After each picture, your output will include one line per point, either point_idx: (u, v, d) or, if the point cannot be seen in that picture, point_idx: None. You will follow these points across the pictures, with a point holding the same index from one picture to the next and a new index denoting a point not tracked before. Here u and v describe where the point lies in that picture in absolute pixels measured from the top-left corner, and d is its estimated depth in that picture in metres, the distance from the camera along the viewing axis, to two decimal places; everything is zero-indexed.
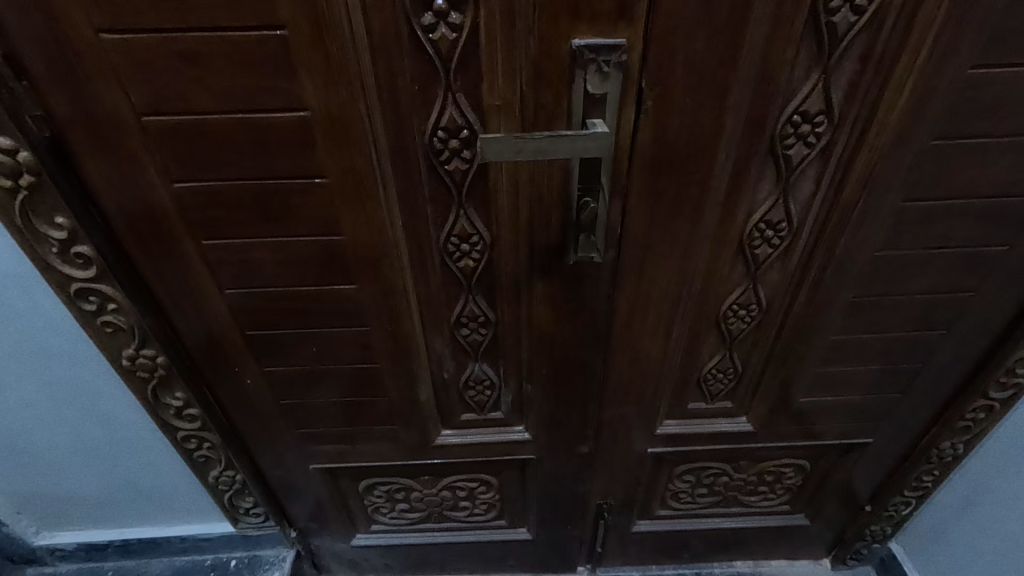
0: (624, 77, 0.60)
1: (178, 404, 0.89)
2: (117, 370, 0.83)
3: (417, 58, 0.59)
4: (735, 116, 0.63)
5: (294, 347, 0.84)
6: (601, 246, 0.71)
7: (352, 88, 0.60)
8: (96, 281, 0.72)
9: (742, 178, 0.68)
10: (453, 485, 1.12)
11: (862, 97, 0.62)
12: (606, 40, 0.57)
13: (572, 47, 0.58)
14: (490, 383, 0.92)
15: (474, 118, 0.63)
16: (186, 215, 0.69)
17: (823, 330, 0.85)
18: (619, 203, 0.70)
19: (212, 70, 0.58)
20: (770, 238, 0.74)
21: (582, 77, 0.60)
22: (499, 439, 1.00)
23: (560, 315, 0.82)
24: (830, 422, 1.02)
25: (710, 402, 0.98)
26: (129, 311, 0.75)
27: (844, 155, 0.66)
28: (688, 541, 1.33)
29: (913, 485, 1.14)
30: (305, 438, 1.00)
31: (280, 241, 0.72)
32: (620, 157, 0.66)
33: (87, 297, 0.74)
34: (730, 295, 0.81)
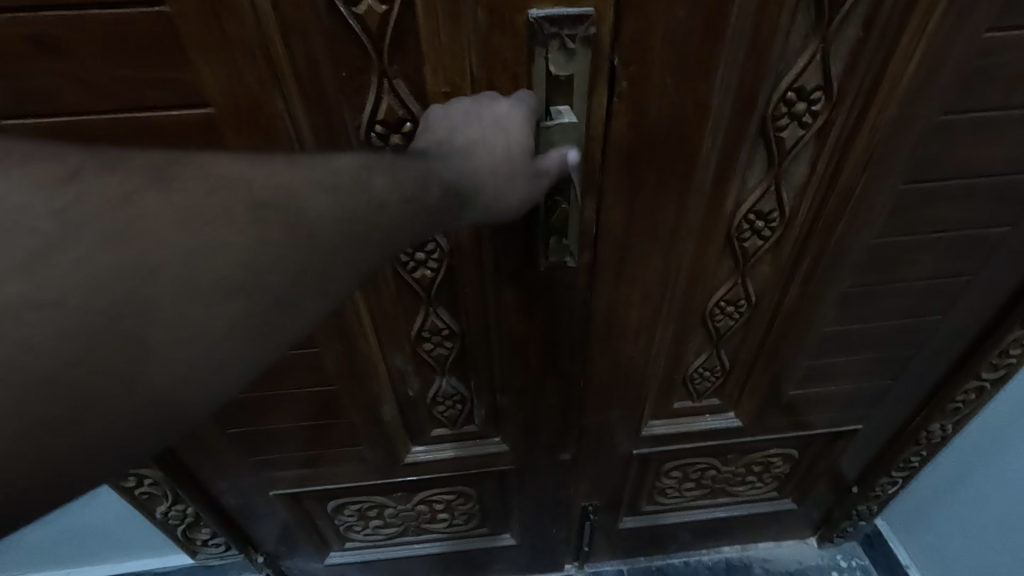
0: (592, 55, 0.51)
1: None
2: None
3: (341, 38, 0.49)
4: (722, 96, 0.54)
5: None
6: (575, 249, 0.64)
7: (265, 78, 0.50)
8: None
9: (730, 165, 0.60)
10: (429, 498, 1.04)
11: (865, 69, 0.54)
12: (570, 11, 0.48)
13: (529, 19, 0.49)
14: (460, 397, 0.84)
15: (418, 109, 0.54)
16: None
17: (815, 323, 0.79)
18: (593, 200, 0.61)
19: (81, 59, 0.47)
20: (760, 229, 0.67)
21: (543, 56, 0.50)
22: (474, 451, 0.92)
23: (533, 322, 0.74)
24: (821, 411, 0.98)
25: (697, 400, 0.92)
26: None
27: (842, 136, 0.59)
28: (676, 532, 1.29)
29: (901, 465, 1.11)
30: (262, 466, 0.91)
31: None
32: (591, 150, 0.57)
33: None
34: (716, 291, 0.74)
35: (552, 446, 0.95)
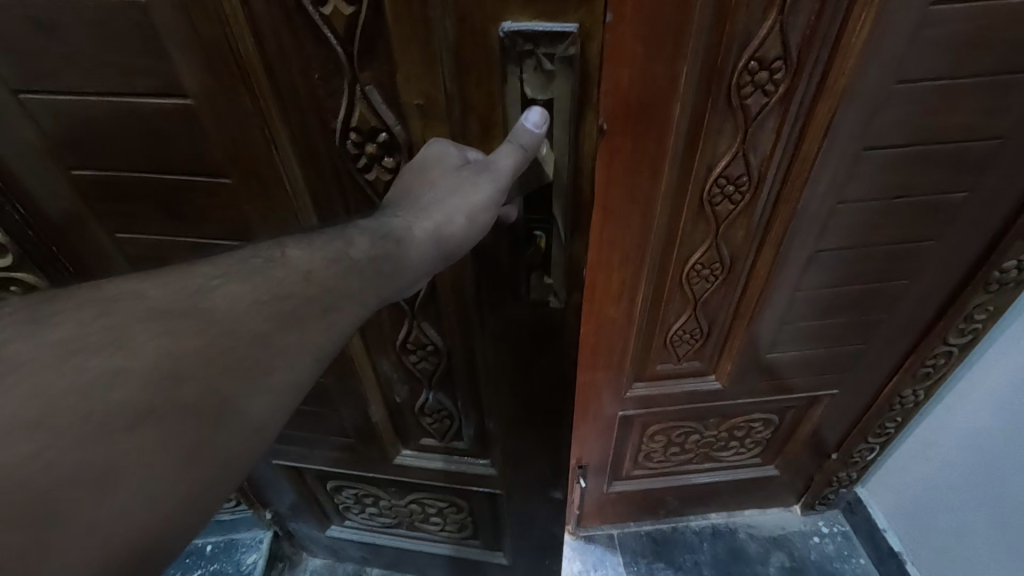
0: (573, 77, 0.51)
1: None
2: None
3: (314, 40, 0.51)
4: (691, 64, 0.59)
5: None
6: (558, 290, 0.67)
7: (240, 74, 0.53)
8: (16, 268, 0.70)
9: (701, 130, 0.65)
10: (421, 500, 1.09)
11: (821, 40, 0.59)
12: (549, 27, 0.48)
13: (500, 33, 0.49)
14: (448, 413, 0.88)
15: (391, 118, 0.56)
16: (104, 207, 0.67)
17: (783, 285, 0.84)
18: (579, 237, 0.62)
19: (76, 45, 0.51)
20: (731, 193, 0.72)
21: (518, 74, 0.51)
22: (463, 466, 0.97)
23: (518, 351, 0.76)
24: (798, 374, 1.03)
25: (679, 362, 0.98)
26: None
27: (803, 103, 0.64)
28: (664, 497, 1.36)
29: (877, 430, 1.18)
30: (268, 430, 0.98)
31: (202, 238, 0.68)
32: (577, 181, 0.58)
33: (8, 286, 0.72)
34: (693, 254, 0.80)
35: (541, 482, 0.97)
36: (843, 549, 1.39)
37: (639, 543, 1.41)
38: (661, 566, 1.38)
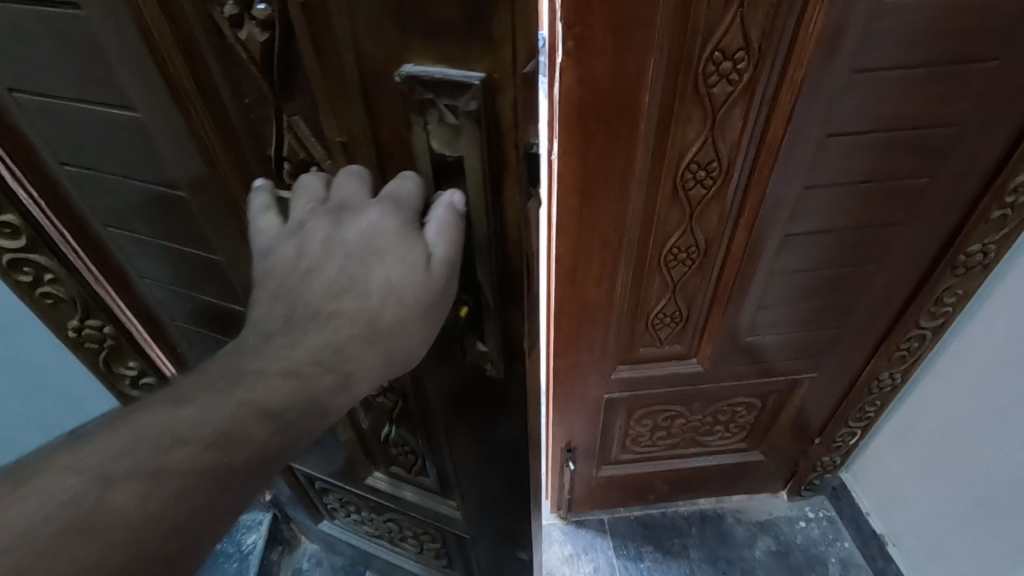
0: (485, 133, 0.43)
1: (133, 373, 0.88)
2: (62, 342, 0.82)
3: (237, 66, 0.45)
4: (658, 54, 0.63)
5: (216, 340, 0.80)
6: (494, 357, 0.59)
7: (170, 95, 0.49)
8: (27, 251, 0.69)
9: (670, 118, 0.69)
10: (398, 521, 1.10)
11: (781, 31, 0.63)
12: (450, 74, 0.40)
13: (401, 76, 0.41)
14: (411, 449, 0.87)
15: (321, 153, 0.50)
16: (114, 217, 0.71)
17: (758, 267, 0.88)
18: (514, 307, 0.54)
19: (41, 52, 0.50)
20: (702, 178, 0.76)
21: (424, 127, 0.44)
22: (430, 504, 0.96)
23: (467, 407, 0.69)
24: (777, 356, 1.07)
25: (661, 345, 1.02)
26: (68, 281, 0.73)
27: (768, 91, 0.68)
28: (653, 483, 1.39)
29: (857, 415, 1.21)
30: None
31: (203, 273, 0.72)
32: (504, 248, 0.50)
33: (21, 268, 0.72)
34: (670, 237, 0.84)
35: (506, 536, 0.91)
36: (829, 532, 1.42)
37: (629, 528, 1.45)
38: (650, 550, 1.41)
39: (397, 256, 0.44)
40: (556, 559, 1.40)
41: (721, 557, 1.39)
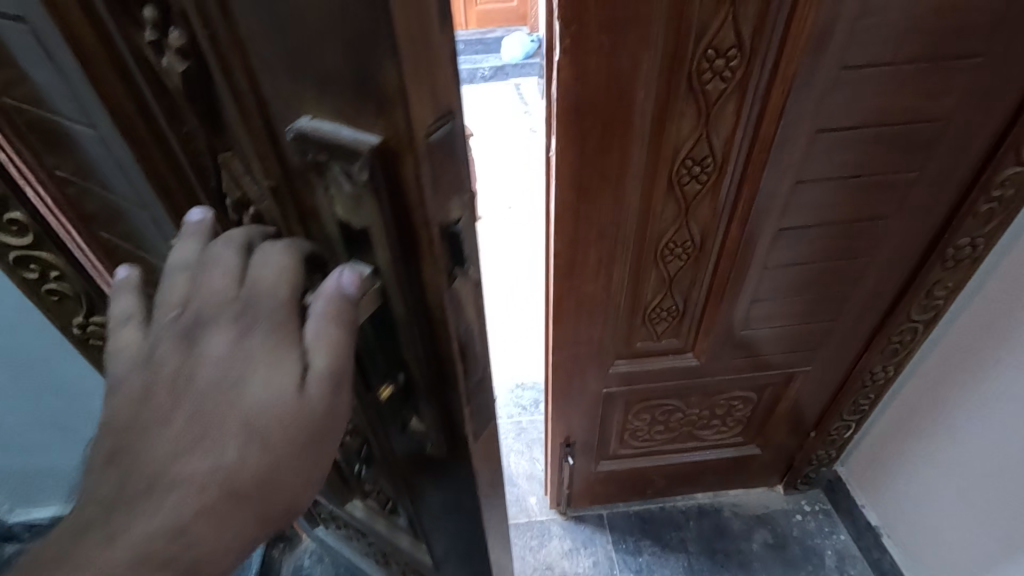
0: (392, 200, 0.37)
1: None
2: (70, 339, 0.84)
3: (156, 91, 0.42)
4: (653, 53, 0.65)
5: None
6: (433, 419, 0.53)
7: (103, 123, 0.46)
8: (34, 248, 0.70)
9: (666, 115, 0.71)
10: (379, 548, 1.06)
11: (771, 30, 0.65)
12: (342, 133, 0.35)
13: (294, 128, 0.36)
14: (383, 491, 0.82)
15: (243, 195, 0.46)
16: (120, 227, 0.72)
17: (752, 261, 0.90)
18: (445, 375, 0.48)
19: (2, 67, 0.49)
20: (697, 174, 0.78)
21: (326, 189, 0.39)
22: (400, 545, 0.91)
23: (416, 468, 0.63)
24: (771, 350, 1.09)
25: (658, 340, 1.04)
26: (71, 280, 0.74)
27: (760, 88, 0.70)
28: (651, 477, 1.40)
29: (851, 408, 1.23)
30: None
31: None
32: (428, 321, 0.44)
33: (28, 265, 0.73)
34: (666, 233, 0.85)
35: None
36: (824, 525, 1.44)
37: (628, 523, 1.46)
38: (649, 543, 1.42)
39: (261, 380, 0.39)
40: (556, 554, 1.41)
41: (719, 550, 1.41)
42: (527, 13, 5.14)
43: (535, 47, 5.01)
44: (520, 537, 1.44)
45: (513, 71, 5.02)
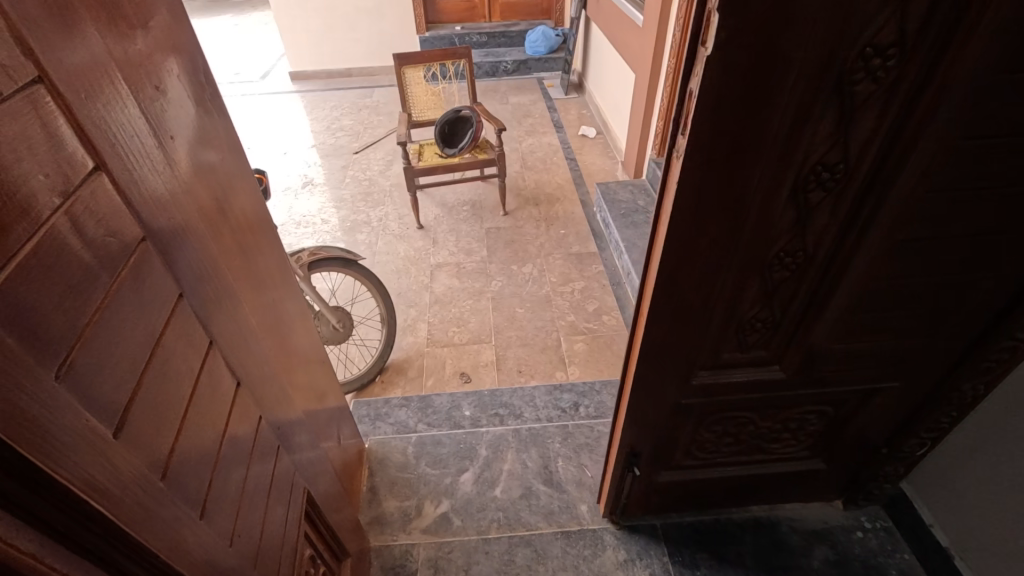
0: None
1: (246, 381, 0.81)
2: (228, 338, 0.76)
3: None
4: (802, 56, 0.60)
5: (215, 408, 0.68)
6: None
7: None
8: (170, 256, 0.65)
9: (804, 119, 0.66)
10: None
11: (936, 29, 0.60)
12: None
13: None
14: None
15: None
16: (173, 224, 0.67)
17: (857, 273, 0.86)
18: None
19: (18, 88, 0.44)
20: (824, 181, 0.73)
21: None
22: None
23: None
24: (857, 367, 1.05)
25: (745, 352, 1.00)
26: (191, 281, 0.68)
27: (909, 92, 0.65)
28: (710, 490, 1.37)
29: (930, 426, 1.18)
30: (283, 438, 0.95)
31: (183, 358, 0.62)
32: None
33: (182, 267, 0.67)
34: (778, 243, 0.81)
35: None
36: (887, 544, 1.38)
37: (683, 534, 1.42)
38: (706, 557, 1.38)
39: None
40: (610, 565, 1.37)
41: (780, 566, 1.36)
42: (552, 6, 5.07)
43: (559, 42, 4.96)
44: (573, 546, 1.40)
45: (536, 66, 5.01)
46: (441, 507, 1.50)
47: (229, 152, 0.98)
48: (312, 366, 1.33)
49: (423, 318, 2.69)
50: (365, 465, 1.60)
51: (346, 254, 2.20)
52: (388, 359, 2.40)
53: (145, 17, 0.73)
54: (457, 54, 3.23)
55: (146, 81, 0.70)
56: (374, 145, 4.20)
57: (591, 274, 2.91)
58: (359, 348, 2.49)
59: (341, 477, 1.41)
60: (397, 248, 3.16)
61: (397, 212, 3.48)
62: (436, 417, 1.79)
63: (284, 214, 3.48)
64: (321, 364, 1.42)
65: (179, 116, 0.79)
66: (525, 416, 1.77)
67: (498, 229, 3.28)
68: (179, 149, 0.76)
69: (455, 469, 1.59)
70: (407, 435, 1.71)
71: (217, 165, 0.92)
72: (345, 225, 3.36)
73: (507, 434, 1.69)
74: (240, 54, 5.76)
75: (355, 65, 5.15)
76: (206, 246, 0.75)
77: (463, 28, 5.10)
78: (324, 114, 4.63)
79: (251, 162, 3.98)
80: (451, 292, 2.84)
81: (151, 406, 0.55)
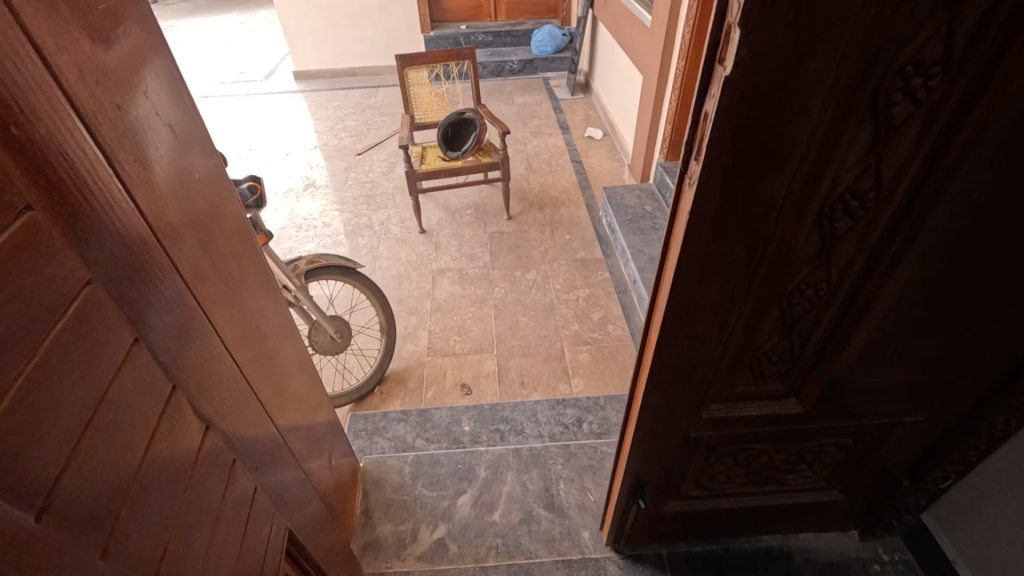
0: None
1: (218, 422, 0.74)
2: (198, 378, 0.70)
3: None
4: (834, 74, 0.54)
5: (180, 460, 0.62)
6: None
7: None
8: (132, 294, 0.58)
9: (833, 143, 0.60)
10: None
11: (988, 45, 0.53)
12: None
13: None
14: None
15: None
16: (134, 260, 0.59)
17: (884, 305, 0.79)
18: None
19: None
20: (853, 209, 0.66)
21: None
22: None
23: None
24: (880, 400, 0.98)
25: (760, 384, 0.93)
26: (156, 320, 0.62)
27: (954, 113, 0.58)
28: (719, 520, 1.30)
29: (957, 459, 1.09)
30: (262, 477, 0.89)
31: (139, 413, 0.55)
32: None
33: (146, 305, 0.60)
34: (800, 273, 0.74)
35: None
36: None
37: (691, 564, 1.36)
38: None
39: None
40: None
41: None
42: (559, 5, 4.99)
43: (566, 42, 4.88)
44: None
45: (542, 65, 4.93)
46: (437, 532, 1.44)
47: (221, 169, 0.90)
48: (305, 387, 1.27)
49: (424, 326, 2.63)
50: (359, 486, 1.55)
51: (345, 261, 2.14)
52: (387, 369, 2.35)
53: (117, 25, 0.65)
54: (461, 54, 3.16)
55: (121, 96, 0.63)
56: (377, 147, 4.15)
57: (596, 281, 2.84)
58: (358, 358, 2.44)
59: (333, 500, 1.35)
60: (399, 253, 3.10)
61: (399, 215, 3.42)
62: (435, 432, 1.74)
63: (285, 217, 3.43)
64: (313, 381, 1.37)
65: (159, 131, 0.72)
66: (526, 433, 1.72)
67: (501, 233, 3.21)
68: (153, 170, 0.69)
69: (452, 490, 1.53)
70: (404, 453, 1.65)
71: (209, 180, 0.85)
72: (346, 228, 3.30)
73: (507, 454, 1.62)
74: (244, 53, 5.72)
75: (359, 64, 5.10)
76: (175, 280, 0.67)
77: (468, 27, 5.03)
78: (327, 115, 4.58)
79: (253, 164, 3.94)
80: (453, 299, 2.78)
81: (96, 480, 0.47)
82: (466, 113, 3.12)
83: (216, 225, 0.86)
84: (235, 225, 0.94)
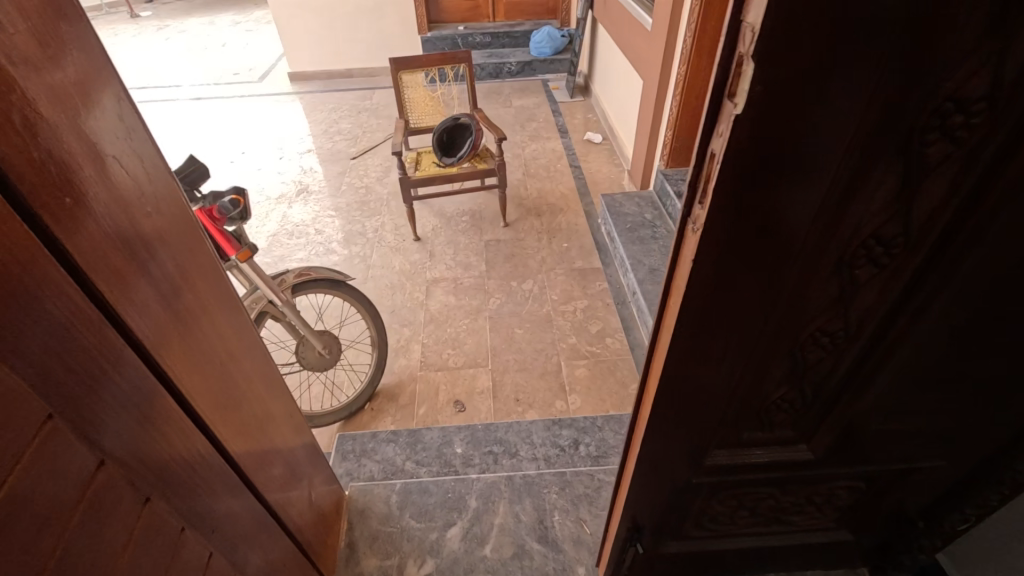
0: None
1: (166, 485, 0.68)
2: (140, 441, 0.64)
3: None
4: (863, 115, 0.46)
5: (103, 547, 0.56)
6: None
7: None
8: (49, 363, 0.52)
9: (859, 187, 0.52)
10: None
11: None
12: None
13: None
14: None
15: None
16: (52, 323, 0.52)
17: (905, 354, 0.72)
18: None
19: None
20: (877, 257, 0.59)
21: None
22: None
23: None
24: (897, 446, 0.90)
25: (768, 431, 0.85)
26: (83, 388, 0.55)
27: (995, 155, 0.51)
28: (722, 559, 1.22)
29: (978, 502, 1.00)
30: (219, 538, 0.82)
31: (46, 507, 0.49)
32: None
33: (70, 372, 0.54)
34: (815, 322, 0.67)
35: None
36: None
37: None
38: None
39: None
40: None
41: None
42: (558, 5, 4.90)
43: (565, 43, 4.80)
44: None
45: (541, 67, 4.85)
46: (424, 568, 1.37)
47: (183, 202, 0.83)
48: (285, 419, 1.20)
49: (417, 338, 2.56)
50: (344, 517, 1.48)
51: (335, 274, 2.05)
52: (378, 385, 2.27)
53: (56, 52, 0.58)
54: (457, 58, 3.08)
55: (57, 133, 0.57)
56: (372, 150, 4.07)
57: (594, 292, 2.77)
58: (348, 372, 2.36)
59: (314, 537, 1.28)
60: (392, 262, 3.03)
61: (394, 222, 3.34)
62: (425, 455, 1.67)
63: (277, 223, 3.35)
64: (295, 411, 1.30)
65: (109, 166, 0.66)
66: (521, 454, 1.66)
67: (498, 241, 3.14)
68: (99, 211, 0.62)
69: (441, 522, 1.46)
70: (392, 480, 1.58)
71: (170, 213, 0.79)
72: (339, 236, 3.23)
73: (499, 482, 1.55)
74: (239, 54, 5.63)
75: (355, 65, 5.02)
76: (113, 336, 0.60)
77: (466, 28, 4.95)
78: (322, 117, 4.50)
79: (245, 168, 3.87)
80: (447, 311, 2.70)
81: None
82: (460, 117, 3.05)
83: (177, 262, 0.79)
84: (202, 258, 0.87)
